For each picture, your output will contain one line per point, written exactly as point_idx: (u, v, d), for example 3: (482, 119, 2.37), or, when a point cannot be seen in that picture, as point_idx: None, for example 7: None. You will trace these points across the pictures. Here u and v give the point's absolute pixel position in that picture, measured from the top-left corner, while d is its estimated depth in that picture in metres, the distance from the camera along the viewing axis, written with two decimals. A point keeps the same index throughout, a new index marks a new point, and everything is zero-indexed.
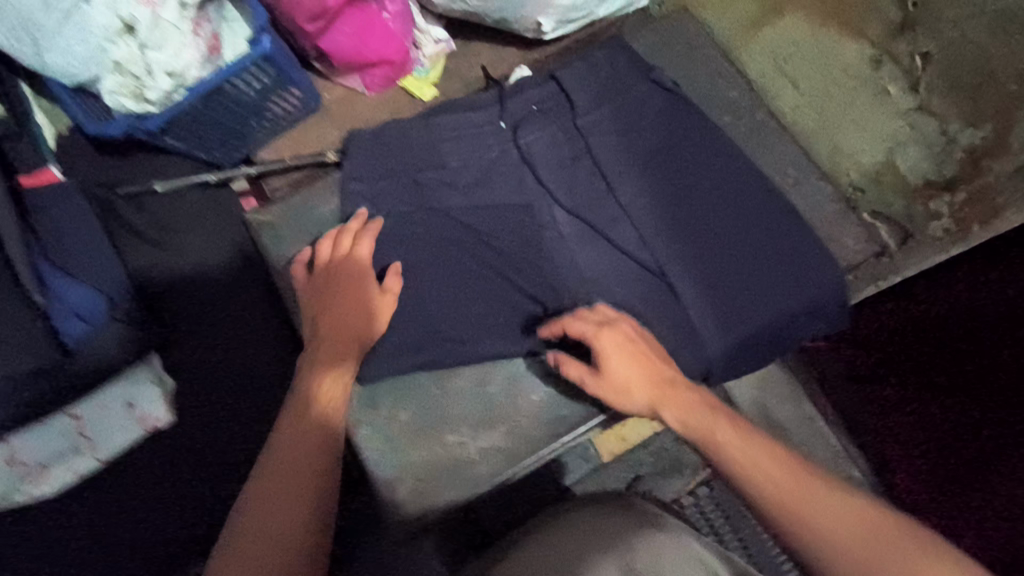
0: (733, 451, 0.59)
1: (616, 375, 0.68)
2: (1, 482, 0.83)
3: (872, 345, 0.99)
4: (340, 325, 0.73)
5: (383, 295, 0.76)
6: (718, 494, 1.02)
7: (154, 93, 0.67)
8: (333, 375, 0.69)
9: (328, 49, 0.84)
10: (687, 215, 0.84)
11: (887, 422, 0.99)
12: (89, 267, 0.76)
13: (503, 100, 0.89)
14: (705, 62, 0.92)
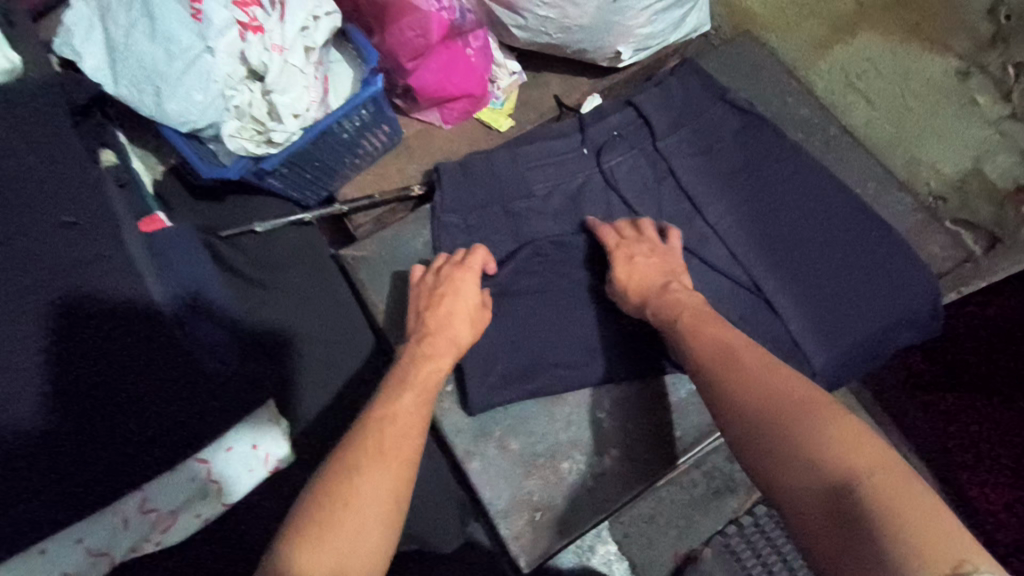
0: (710, 342, 0.64)
1: (625, 266, 0.76)
2: (108, 545, 0.61)
3: (935, 354, 0.98)
4: (441, 319, 0.72)
5: (480, 306, 0.75)
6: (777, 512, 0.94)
7: (279, 135, 0.68)
8: (429, 368, 0.68)
9: (416, 86, 0.87)
10: (777, 230, 0.85)
11: (954, 434, 0.96)
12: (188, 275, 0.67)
13: (585, 128, 0.91)
14: (774, 82, 0.94)
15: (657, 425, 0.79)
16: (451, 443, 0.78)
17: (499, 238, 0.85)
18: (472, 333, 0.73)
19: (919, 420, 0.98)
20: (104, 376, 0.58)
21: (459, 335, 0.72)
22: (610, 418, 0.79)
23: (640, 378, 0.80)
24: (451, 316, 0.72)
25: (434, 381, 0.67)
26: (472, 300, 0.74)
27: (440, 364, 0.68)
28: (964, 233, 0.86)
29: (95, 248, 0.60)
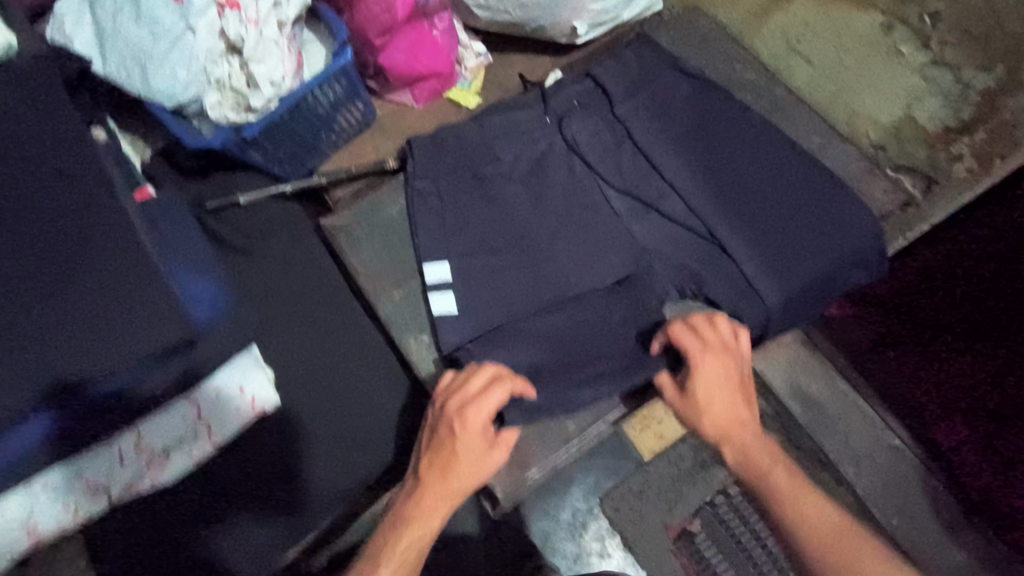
0: (779, 487, 0.70)
1: (697, 399, 0.76)
2: (102, 474, 0.67)
3: (879, 303, 1.12)
4: (455, 485, 0.70)
5: (496, 451, 0.73)
6: None
7: (256, 101, 0.73)
8: (417, 535, 0.69)
9: (386, 65, 0.93)
10: (728, 182, 0.91)
11: (914, 375, 1.09)
12: (177, 240, 0.75)
13: (547, 99, 0.97)
14: (722, 51, 1.01)
15: (625, 369, 0.82)
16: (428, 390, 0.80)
17: (471, 202, 0.90)
18: (481, 477, 0.71)
19: (877, 369, 1.11)
20: (90, 313, 0.60)
21: (460, 485, 0.71)
22: (582, 363, 0.83)
23: (609, 324, 0.85)
24: (451, 469, 0.71)
25: (413, 548, 0.68)
26: (475, 447, 0.71)
27: (423, 529, 0.69)
28: (904, 178, 0.92)
29: (86, 194, 0.62)
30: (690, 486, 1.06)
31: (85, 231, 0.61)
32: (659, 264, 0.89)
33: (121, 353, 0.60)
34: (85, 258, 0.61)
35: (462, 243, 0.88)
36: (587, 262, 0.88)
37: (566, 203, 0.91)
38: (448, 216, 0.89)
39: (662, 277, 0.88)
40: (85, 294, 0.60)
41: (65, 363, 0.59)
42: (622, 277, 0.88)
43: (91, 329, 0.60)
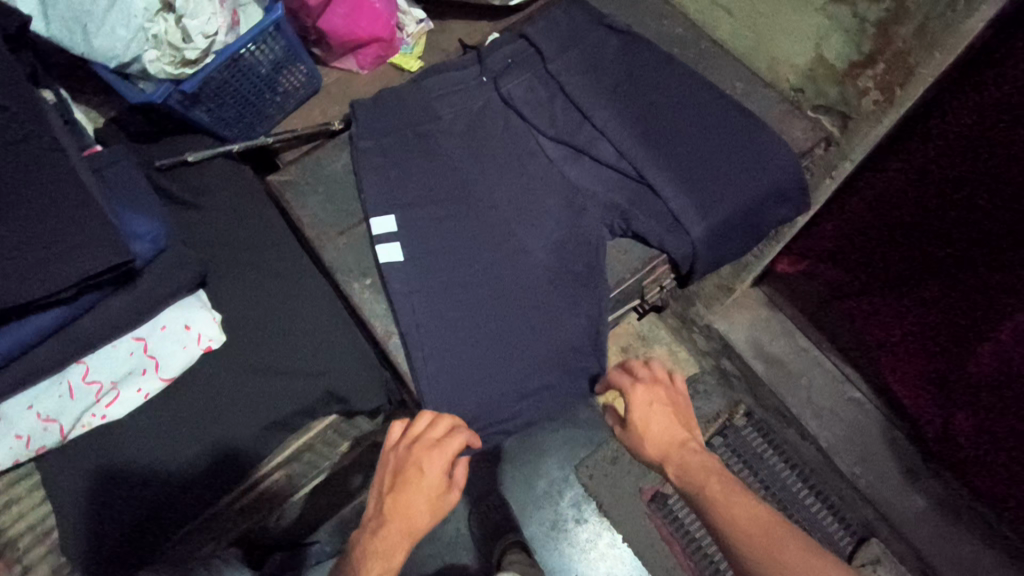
0: (718, 500, 0.69)
1: (640, 427, 0.79)
2: (53, 406, 0.71)
3: (832, 259, 1.29)
4: (409, 518, 0.71)
5: (452, 490, 0.75)
6: (732, 442, 1.47)
7: (192, 53, 0.78)
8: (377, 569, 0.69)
9: (325, 29, 0.98)
10: (654, 126, 0.95)
11: (866, 321, 1.29)
12: (121, 185, 0.76)
13: (482, 59, 1.01)
14: (650, 9, 1.07)
15: (565, 306, 0.86)
16: (372, 327, 0.85)
17: (411, 157, 0.94)
18: (438, 515, 0.74)
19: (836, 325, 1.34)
20: (27, 240, 0.64)
21: (419, 522, 0.72)
22: (524, 302, 0.85)
23: (547, 266, 0.87)
24: (412, 505, 0.72)
25: None
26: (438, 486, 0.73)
27: (383, 565, 0.70)
28: (823, 118, 0.98)
29: (23, 131, 0.68)
30: None
31: (23, 166, 0.66)
32: (590, 204, 0.91)
33: (58, 276, 0.64)
34: (21, 193, 0.65)
35: (404, 194, 0.91)
36: (525, 207, 0.91)
37: (504, 152, 0.95)
38: (390, 169, 0.92)
39: (595, 215, 0.90)
40: (22, 224, 0.64)
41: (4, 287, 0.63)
42: (560, 219, 0.90)
43: (29, 255, 0.64)
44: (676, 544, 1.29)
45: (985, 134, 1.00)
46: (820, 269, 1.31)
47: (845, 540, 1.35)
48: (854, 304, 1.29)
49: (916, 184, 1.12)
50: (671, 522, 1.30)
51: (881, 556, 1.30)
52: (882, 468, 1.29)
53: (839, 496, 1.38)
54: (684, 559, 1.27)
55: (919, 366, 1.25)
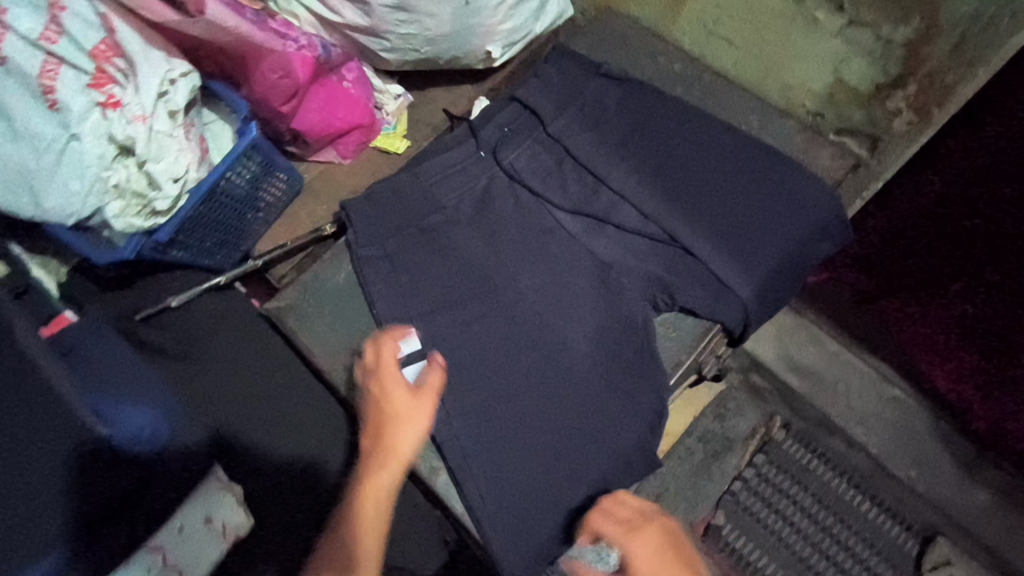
0: None
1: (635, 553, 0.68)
2: None
3: (862, 259, 1.14)
4: (388, 437, 0.71)
5: (419, 395, 0.73)
6: (773, 456, 1.10)
7: (163, 202, 0.70)
8: (370, 493, 0.70)
9: (300, 127, 0.87)
10: (676, 180, 0.87)
11: (913, 331, 1.11)
12: (107, 370, 0.70)
13: (476, 131, 0.91)
14: (643, 46, 0.98)
15: (619, 401, 0.78)
16: (415, 465, 0.77)
17: (421, 256, 0.84)
18: (417, 433, 0.71)
19: (875, 331, 1.13)
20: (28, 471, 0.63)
21: (403, 442, 0.71)
22: (578, 404, 0.77)
23: (591, 359, 0.79)
24: (384, 426, 0.72)
25: (375, 504, 0.69)
26: (400, 408, 0.72)
27: (377, 489, 0.70)
28: (848, 141, 0.90)
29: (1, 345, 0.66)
30: (704, 477, 1.09)
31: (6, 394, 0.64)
32: (626, 280, 0.83)
33: (63, 497, 0.63)
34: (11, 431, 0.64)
35: (420, 302, 0.82)
36: (556, 294, 0.82)
37: (520, 233, 0.86)
38: (398, 274, 0.83)
39: (634, 291, 0.82)
40: (11, 466, 0.63)
41: (26, 521, 0.62)
42: (597, 303, 0.81)
43: (32, 493, 0.63)
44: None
45: (955, 157, 1.14)
46: (849, 274, 1.15)
47: (908, 545, 1.04)
48: (890, 306, 1.12)
49: (965, 186, 1.13)
50: (732, 557, 1.06)
51: (953, 557, 1.03)
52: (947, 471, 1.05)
53: (897, 499, 1.07)
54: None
55: (955, 362, 1.09)
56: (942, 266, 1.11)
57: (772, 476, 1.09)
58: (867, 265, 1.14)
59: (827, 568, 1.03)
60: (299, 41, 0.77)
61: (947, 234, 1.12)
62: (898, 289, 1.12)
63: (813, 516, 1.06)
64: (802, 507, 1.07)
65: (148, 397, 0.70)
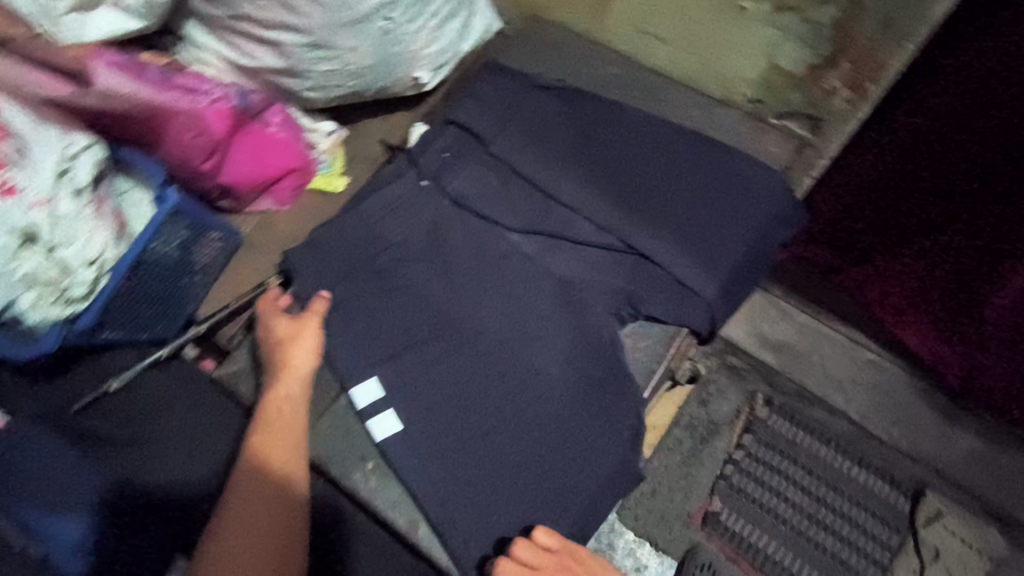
0: None
1: None
2: None
3: (821, 237, 1.12)
4: (281, 355, 0.75)
5: (308, 316, 0.77)
6: (762, 436, 1.07)
7: (80, 287, 0.69)
8: (272, 406, 0.73)
9: (229, 180, 0.83)
10: (626, 185, 0.85)
11: (878, 296, 1.10)
12: (36, 474, 0.70)
13: (416, 161, 0.88)
14: (576, 51, 0.97)
15: (598, 423, 0.75)
16: (393, 520, 0.73)
17: (375, 298, 0.80)
18: (310, 349, 0.76)
19: (837, 298, 1.14)
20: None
21: (297, 358, 0.75)
22: (557, 433, 0.74)
23: (563, 384, 0.76)
24: (279, 349, 0.76)
25: (282, 415, 0.73)
26: (286, 330, 0.76)
27: (279, 401, 0.73)
28: (790, 123, 0.92)
29: None
30: (697, 467, 1.07)
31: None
32: (590, 294, 0.80)
33: None
34: None
35: (379, 348, 0.78)
36: (519, 320, 0.79)
37: (473, 258, 0.82)
38: (352, 321, 0.79)
39: (599, 306, 0.80)
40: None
41: None
42: (564, 322, 0.79)
43: None
44: (744, 563, 1.01)
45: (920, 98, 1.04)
46: (810, 250, 1.13)
47: (902, 504, 1.03)
48: (851, 277, 1.11)
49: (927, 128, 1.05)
50: (733, 540, 1.02)
51: (943, 508, 1.02)
52: (925, 427, 1.07)
53: (883, 459, 1.06)
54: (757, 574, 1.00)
55: (930, 320, 1.07)
56: (905, 220, 1.08)
57: (765, 457, 1.06)
58: (828, 238, 1.12)
59: (828, 538, 1.00)
60: (212, 94, 0.77)
61: (911, 184, 1.07)
62: (864, 257, 1.10)
63: (819, 497, 1.03)
64: (796, 482, 1.04)
65: (72, 493, 0.70)
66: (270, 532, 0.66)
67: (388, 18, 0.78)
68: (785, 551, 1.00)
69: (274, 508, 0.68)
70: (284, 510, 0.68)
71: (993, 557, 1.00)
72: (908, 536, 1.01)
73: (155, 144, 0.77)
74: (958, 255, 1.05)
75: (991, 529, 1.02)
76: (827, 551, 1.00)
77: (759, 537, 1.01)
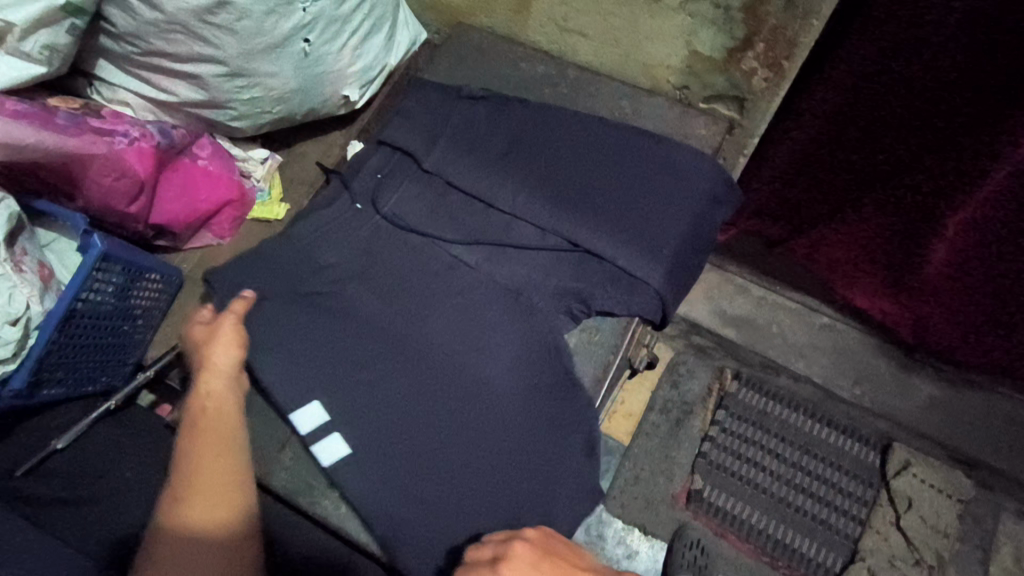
0: None
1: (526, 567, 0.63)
2: None
3: (769, 210, 1.10)
4: (205, 355, 0.69)
5: (228, 316, 0.70)
6: (735, 410, 1.10)
7: (4, 349, 0.65)
8: (201, 407, 0.67)
9: (161, 219, 0.82)
10: (563, 186, 0.86)
11: (826, 261, 1.11)
12: None
13: (349, 184, 0.88)
14: (502, 54, 0.99)
15: (551, 429, 0.76)
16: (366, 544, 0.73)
17: (328, 321, 0.79)
18: (233, 349, 0.69)
19: (787, 265, 1.16)
20: None
21: (221, 358, 0.69)
22: (517, 440, 0.75)
23: (514, 389, 0.77)
24: (203, 350, 0.69)
25: (212, 415, 0.67)
26: (202, 329, 0.71)
27: (207, 403, 0.67)
28: (718, 106, 0.96)
29: None
30: (676, 447, 1.09)
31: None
32: (538, 300, 0.81)
33: None
34: None
35: (333, 372, 0.76)
36: (470, 332, 0.79)
37: (419, 274, 0.82)
38: (303, 351, 0.77)
39: (549, 310, 0.80)
40: None
41: None
42: (512, 329, 0.79)
43: None
44: (729, 535, 1.03)
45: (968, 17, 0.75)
46: (758, 225, 1.13)
47: (871, 458, 1.07)
48: (796, 245, 1.12)
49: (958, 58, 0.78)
50: (718, 516, 1.04)
51: (911, 458, 1.06)
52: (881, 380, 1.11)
53: (849, 417, 1.10)
54: (743, 545, 1.03)
55: (880, 275, 1.08)
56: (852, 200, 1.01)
57: (740, 431, 1.08)
58: (771, 210, 1.10)
59: (806, 501, 1.04)
60: (129, 135, 0.76)
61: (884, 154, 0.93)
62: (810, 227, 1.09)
63: (791, 461, 1.06)
64: (771, 450, 1.07)
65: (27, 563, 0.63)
66: (222, 534, 0.64)
67: (307, 39, 0.78)
68: (766, 519, 1.03)
69: (221, 510, 0.64)
70: (230, 510, 0.65)
71: (959, 498, 1.05)
72: (879, 489, 1.05)
73: (77, 195, 0.75)
74: (923, 198, 0.94)
75: (956, 472, 1.06)
76: (806, 513, 1.03)
77: (739, 508, 1.04)
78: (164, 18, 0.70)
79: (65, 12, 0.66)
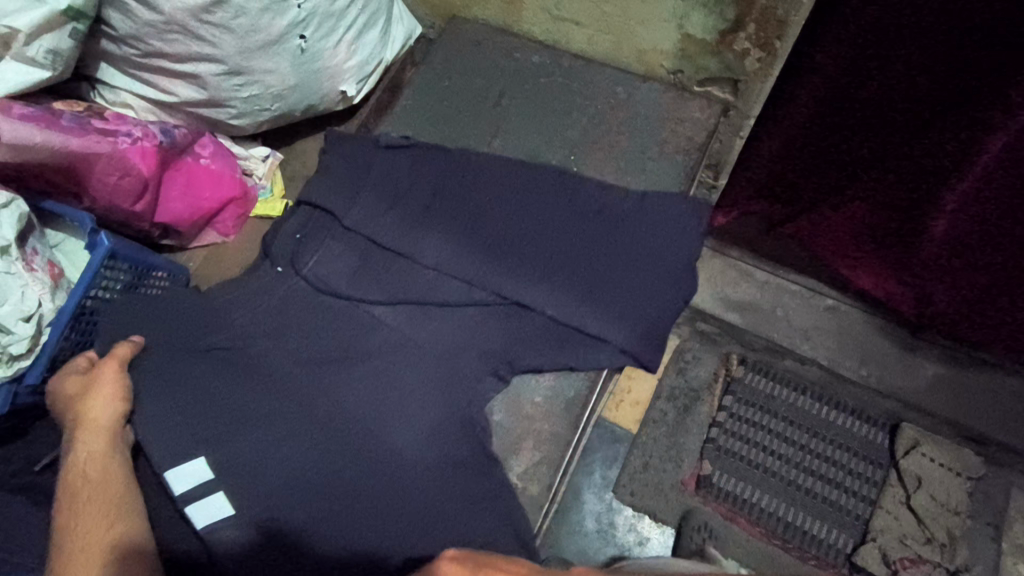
0: None
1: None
2: None
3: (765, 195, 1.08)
4: (82, 412, 0.69)
5: (104, 368, 0.71)
6: (741, 394, 1.11)
7: (18, 345, 0.68)
8: (80, 470, 0.66)
9: (166, 218, 0.84)
10: (489, 240, 0.84)
11: (824, 245, 1.10)
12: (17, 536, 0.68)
13: (268, 249, 0.85)
14: (496, 47, 1.01)
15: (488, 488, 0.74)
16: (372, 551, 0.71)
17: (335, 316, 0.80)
18: (112, 401, 0.70)
19: (777, 245, 1.14)
20: None
21: (98, 413, 0.69)
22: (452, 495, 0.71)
23: (435, 458, 0.74)
24: (78, 407, 0.69)
25: (92, 475, 0.66)
26: (77, 386, 0.70)
27: (86, 463, 0.67)
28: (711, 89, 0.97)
29: None
30: (683, 433, 1.10)
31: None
32: (472, 360, 0.79)
33: None
34: None
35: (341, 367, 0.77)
36: (391, 390, 0.76)
37: (340, 332, 0.80)
38: (197, 405, 0.73)
39: (476, 374, 0.78)
40: None
41: None
42: (432, 395, 0.76)
43: None
44: (740, 520, 1.04)
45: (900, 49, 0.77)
46: (757, 207, 1.10)
47: (880, 439, 1.07)
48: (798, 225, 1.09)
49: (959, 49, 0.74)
50: (728, 500, 1.05)
51: (920, 437, 1.06)
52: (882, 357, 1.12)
53: (857, 399, 1.10)
54: (754, 529, 1.03)
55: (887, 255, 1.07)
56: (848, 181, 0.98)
57: (745, 414, 1.09)
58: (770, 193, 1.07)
59: (816, 484, 1.04)
60: (132, 135, 0.77)
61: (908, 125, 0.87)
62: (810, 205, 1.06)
63: (795, 442, 1.07)
64: (779, 434, 1.07)
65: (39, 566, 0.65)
66: None
67: (303, 35, 0.79)
68: (775, 502, 1.04)
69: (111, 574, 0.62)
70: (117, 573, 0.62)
71: (970, 476, 1.05)
72: (887, 468, 1.05)
73: (83, 194, 0.77)
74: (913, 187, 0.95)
75: (964, 447, 1.06)
76: (816, 496, 1.04)
77: (748, 493, 1.05)
78: (164, 19, 0.71)
79: (69, 16, 0.67)
